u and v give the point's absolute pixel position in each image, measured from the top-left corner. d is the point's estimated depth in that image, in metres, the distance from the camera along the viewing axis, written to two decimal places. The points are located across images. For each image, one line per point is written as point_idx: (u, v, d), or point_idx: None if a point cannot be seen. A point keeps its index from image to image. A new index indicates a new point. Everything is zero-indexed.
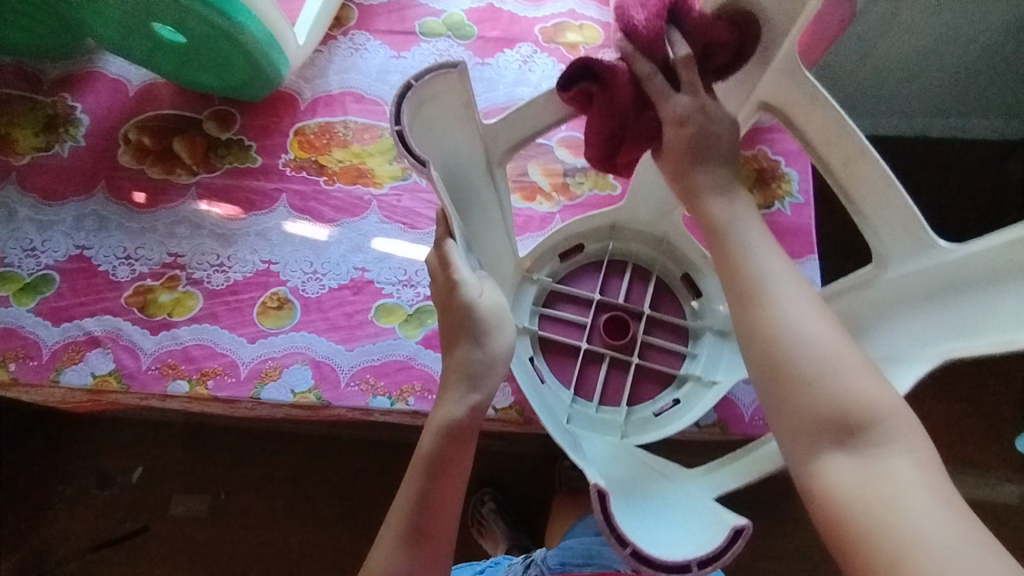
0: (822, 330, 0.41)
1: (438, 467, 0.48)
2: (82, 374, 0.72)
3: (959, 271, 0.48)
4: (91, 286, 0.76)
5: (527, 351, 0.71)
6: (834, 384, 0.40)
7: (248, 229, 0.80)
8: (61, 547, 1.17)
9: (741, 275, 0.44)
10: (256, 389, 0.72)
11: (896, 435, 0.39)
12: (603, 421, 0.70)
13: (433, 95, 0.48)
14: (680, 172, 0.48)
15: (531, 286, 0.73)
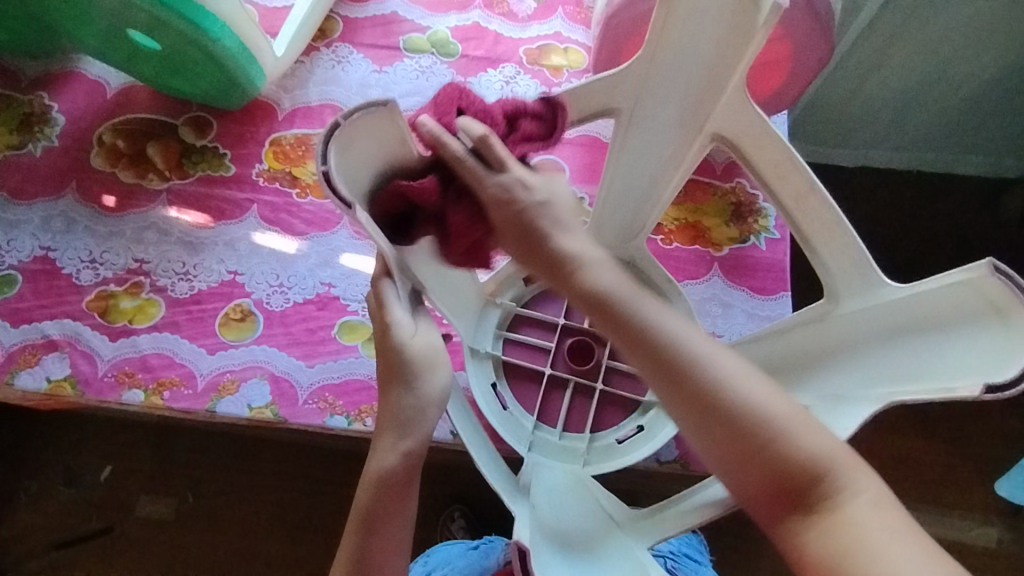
0: (752, 389, 0.41)
1: (373, 518, 0.48)
2: (38, 378, 0.72)
3: (905, 312, 0.51)
4: (53, 289, 0.75)
5: (490, 377, 0.70)
6: (782, 447, 0.40)
7: (216, 239, 0.79)
8: (21, 545, 1.15)
9: (651, 346, 0.41)
10: (212, 402, 0.72)
11: (851, 482, 0.40)
12: (566, 448, 0.68)
13: (367, 132, 0.45)
14: (533, 250, 0.44)
15: (496, 310, 0.72)
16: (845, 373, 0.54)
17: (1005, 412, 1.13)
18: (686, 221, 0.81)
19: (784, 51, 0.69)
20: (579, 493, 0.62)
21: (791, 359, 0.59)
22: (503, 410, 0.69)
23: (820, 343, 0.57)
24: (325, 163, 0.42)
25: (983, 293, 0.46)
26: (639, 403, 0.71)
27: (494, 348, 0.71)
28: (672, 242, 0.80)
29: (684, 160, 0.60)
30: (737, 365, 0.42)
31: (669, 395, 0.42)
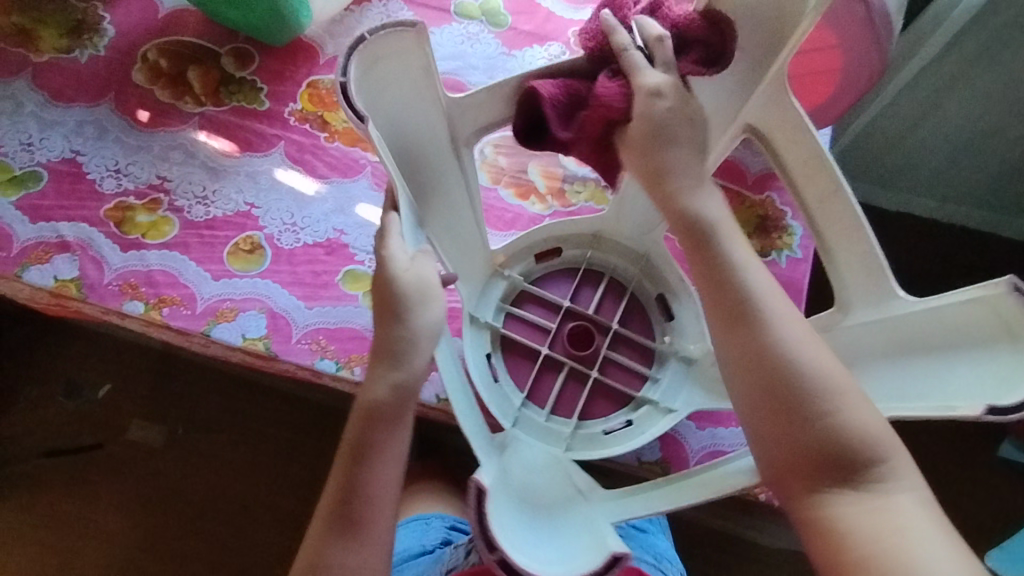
0: (817, 358, 0.44)
1: (361, 451, 0.49)
2: (46, 275, 0.73)
3: (915, 329, 0.55)
4: (75, 192, 0.77)
5: (486, 348, 0.68)
6: (841, 419, 0.43)
7: (239, 169, 0.79)
8: (12, 444, 1.17)
9: (735, 297, 0.46)
10: (208, 325, 0.72)
11: (897, 467, 0.43)
12: (550, 429, 0.67)
13: (388, 52, 0.51)
14: (649, 165, 0.49)
15: (501, 282, 0.71)
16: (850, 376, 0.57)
17: (1009, 480, 1.09)
18: None
19: (836, 63, 0.67)
20: (550, 465, 0.62)
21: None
22: (492, 381, 0.68)
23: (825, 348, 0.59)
24: (345, 75, 0.49)
25: (998, 315, 0.51)
26: (631, 398, 0.69)
27: (493, 318, 0.70)
28: None
29: (710, 154, 0.61)
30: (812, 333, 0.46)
31: (739, 350, 0.45)
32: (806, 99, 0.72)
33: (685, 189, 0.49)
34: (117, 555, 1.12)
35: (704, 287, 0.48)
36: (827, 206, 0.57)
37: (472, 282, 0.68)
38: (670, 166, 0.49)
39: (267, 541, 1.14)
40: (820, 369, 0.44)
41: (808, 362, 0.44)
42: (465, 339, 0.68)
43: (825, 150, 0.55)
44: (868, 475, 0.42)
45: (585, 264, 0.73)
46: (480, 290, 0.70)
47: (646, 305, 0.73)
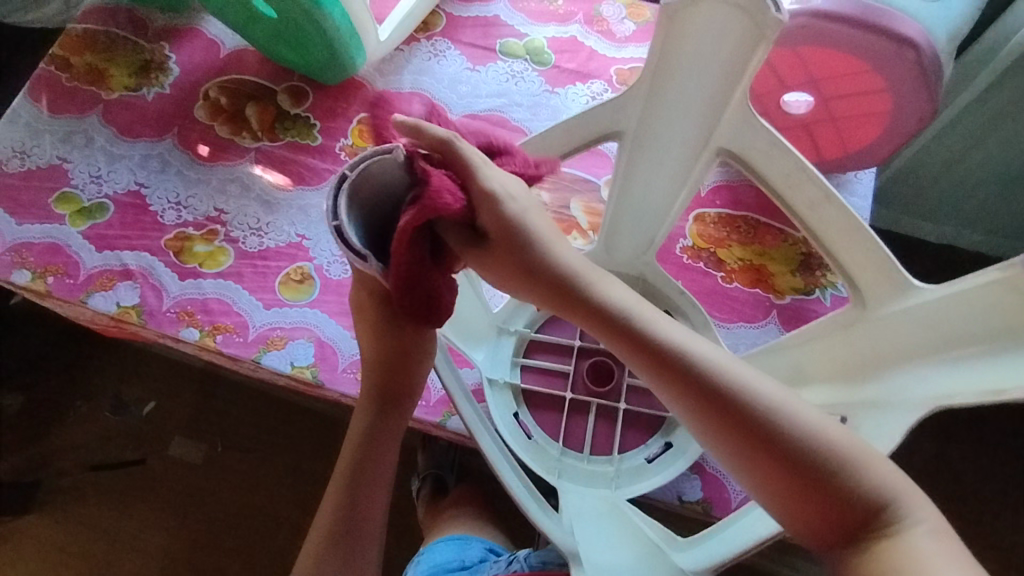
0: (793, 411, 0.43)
1: (356, 476, 0.59)
2: (109, 301, 0.76)
3: (941, 317, 0.50)
4: (138, 223, 0.81)
5: (511, 407, 0.69)
6: (826, 467, 0.42)
7: (291, 202, 0.82)
8: (62, 458, 1.21)
9: (680, 375, 0.44)
10: (259, 353, 0.74)
11: (903, 502, 0.41)
12: (593, 472, 0.68)
13: (378, 179, 0.49)
14: (526, 264, 0.46)
15: (510, 338, 0.72)
16: (896, 374, 0.53)
17: None
18: (750, 263, 0.79)
19: (885, 106, 0.67)
20: (606, 512, 0.62)
21: (838, 369, 0.60)
22: (526, 438, 0.68)
23: (859, 348, 0.58)
24: (337, 216, 0.48)
25: (1016, 291, 0.44)
26: (664, 420, 0.70)
27: (512, 377, 0.71)
28: (732, 281, 0.78)
29: (689, 177, 0.61)
30: (773, 387, 0.44)
31: (706, 423, 0.44)
32: (852, 140, 0.72)
33: (590, 282, 0.46)
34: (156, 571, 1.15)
35: (641, 371, 0.46)
36: (829, 228, 0.57)
37: (480, 343, 0.70)
38: (558, 261, 0.47)
39: None
40: (790, 426, 0.42)
41: (778, 419, 0.42)
42: (492, 408, 0.68)
43: (806, 162, 0.54)
44: (877, 520, 0.41)
45: None
46: (491, 353, 0.71)
47: None
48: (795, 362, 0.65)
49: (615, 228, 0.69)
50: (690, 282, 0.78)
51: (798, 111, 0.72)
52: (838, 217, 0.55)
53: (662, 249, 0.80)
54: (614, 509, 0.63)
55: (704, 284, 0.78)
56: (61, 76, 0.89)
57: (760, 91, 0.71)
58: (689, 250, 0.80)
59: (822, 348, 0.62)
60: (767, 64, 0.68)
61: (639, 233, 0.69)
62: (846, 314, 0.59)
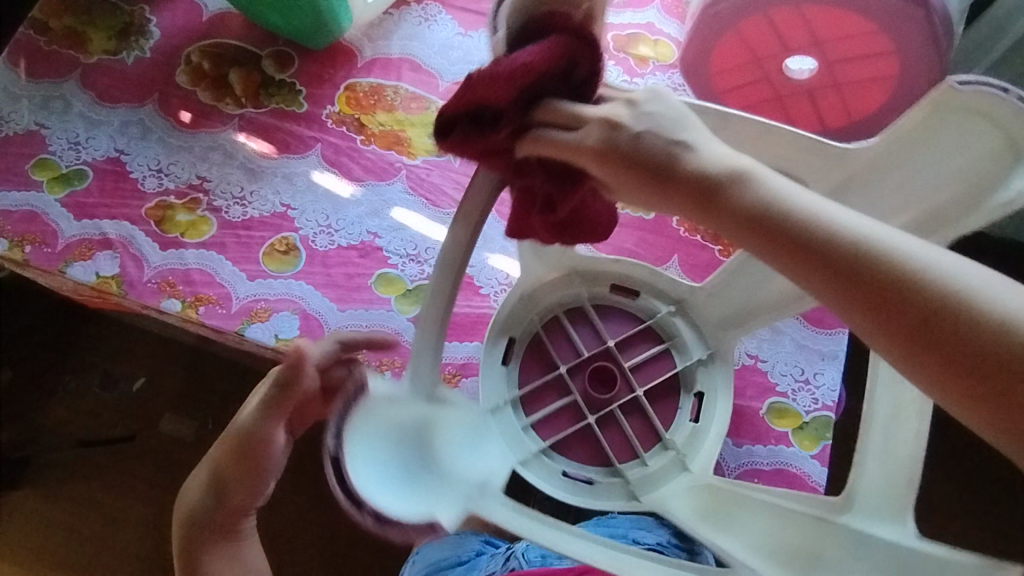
0: (989, 293, 0.31)
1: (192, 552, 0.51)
2: (88, 271, 0.74)
3: (891, 166, 0.52)
4: (118, 191, 0.78)
5: (558, 469, 0.65)
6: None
7: (276, 170, 0.80)
8: (51, 434, 1.20)
9: (846, 273, 0.33)
10: (243, 325, 0.72)
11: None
12: (661, 471, 0.65)
13: (357, 432, 0.46)
14: (656, 160, 0.38)
15: (505, 411, 0.66)
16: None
17: None
18: None
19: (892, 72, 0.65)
20: (712, 504, 0.58)
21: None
22: (588, 486, 0.65)
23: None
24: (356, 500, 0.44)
25: (946, 109, 0.49)
26: (680, 376, 0.69)
27: (538, 447, 0.65)
28: (730, 255, 0.76)
29: None
30: (965, 261, 0.32)
31: (891, 325, 0.32)
32: (856, 108, 0.70)
33: (724, 179, 0.36)
34: (147, 548, 1.14)
35: (806, 279, 0.34)
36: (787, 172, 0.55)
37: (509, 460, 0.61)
38: (695, 158, 0.37)
39: None
40: (978, 304, 0.31)
41: (976, 298, 0.31)
42: (539, 483, 0.64)
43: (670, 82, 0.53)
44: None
45: (541, 328, 0.70)
46: (508, 447, 0.64)
47: (612, 304, 0.72)
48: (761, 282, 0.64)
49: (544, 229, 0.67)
50: (686, 256, 0.76)
51: (801, 76, 0.69)
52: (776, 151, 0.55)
53: (656, 223, 0.78)
54: (711, 492, 0.59)
55: (700, 258, 0.76)
56: (39, 38, 0.86)
57: (762, 54, 0.68)
58: (686, 223, 0.77)
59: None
60: (769, 24, 0.65)
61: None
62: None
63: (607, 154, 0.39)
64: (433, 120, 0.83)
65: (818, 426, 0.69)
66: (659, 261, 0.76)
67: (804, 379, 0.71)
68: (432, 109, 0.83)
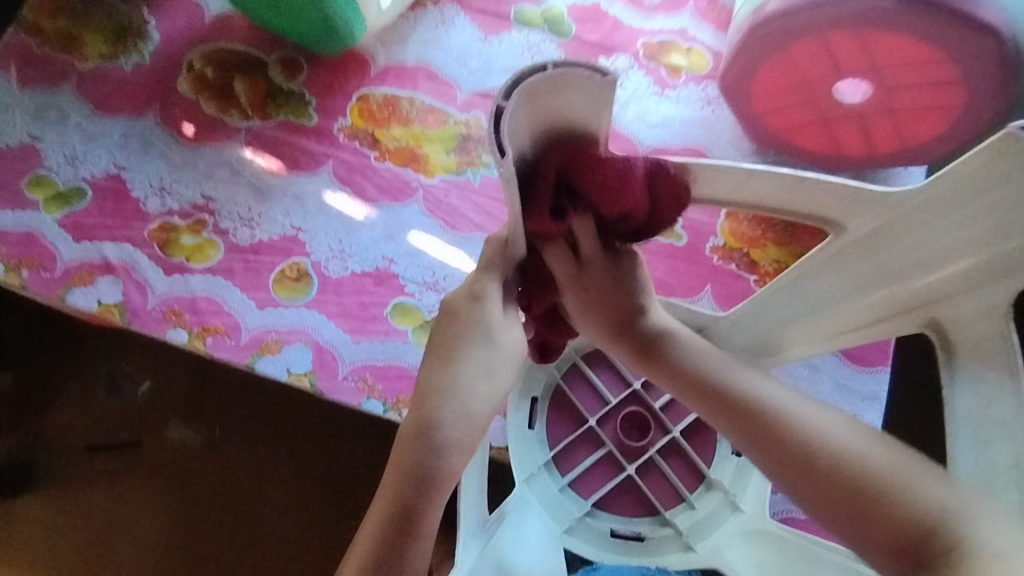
0: (828, 426, 0.42)
1: None
2: (90, 298, 0.71)
3: (941, 207, 0.44)
4: (120, 211, 0.74)
5: (606, 530, 0.62)
6: (900, 503, 0.38)
7: (286, 189, 0.75)
8: (57, 441, 1.18)
9: (727, 402, 0.46)
10: (253, 358, 0.69)
11: (974, 522, 0.36)
12: (713, 516, 0.62)
13: None
14: (616, 314, 0.50)
15: (541, 477, 0.63)
16: (915, 286, 0.48)
17: None
18: (785, 266, 0.72)
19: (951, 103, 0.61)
20: (781, 561, 0.57)
21: (854, 320, 0.52)
22: (638, 543, 0.62)
23: (849, 284, 0.50)
24: None
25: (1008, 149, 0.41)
26: None
27: (580, 510, 0.62)
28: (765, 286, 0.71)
29: None
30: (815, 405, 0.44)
31: (793, 471, 0.42)
32: (911, 134, 0.65)
33: (659, 336, 0.50)
34: (155, 559, 1.12)
35: (730, 428, 0.45)
36: (841, 215, 0.47)
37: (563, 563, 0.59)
38: (649, 325, 0.51)
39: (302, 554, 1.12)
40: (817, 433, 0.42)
41: (823, 435, 0.42)
42: (588, 551, 0.61)
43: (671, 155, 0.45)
44: (938, 539, 0.36)
45: (563, 381, 0.67)
46: (551, 517, 0.61)
47: None
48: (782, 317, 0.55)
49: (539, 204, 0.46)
50: (722, 287, 0.71)
51: (853, 98, 0.64)
52: (835, 195, 0.46)
53: (688, 250, 0.73)
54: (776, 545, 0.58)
55: (735, 290, 0.71)
56: (30, 42, 0.81)
57: (812, 76, 0.63)
58: (720, 251, 0.73)
59: (825, 315, 0.53)
60: (822, 44, 0.60)
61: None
62: (827, 248, 0.49)
63: (588, 308, 0.50)
64: (451, 135, 0.78)
65: None
66: (691, 292, 0.71)
67: None
68: (450, 123, 0.78)
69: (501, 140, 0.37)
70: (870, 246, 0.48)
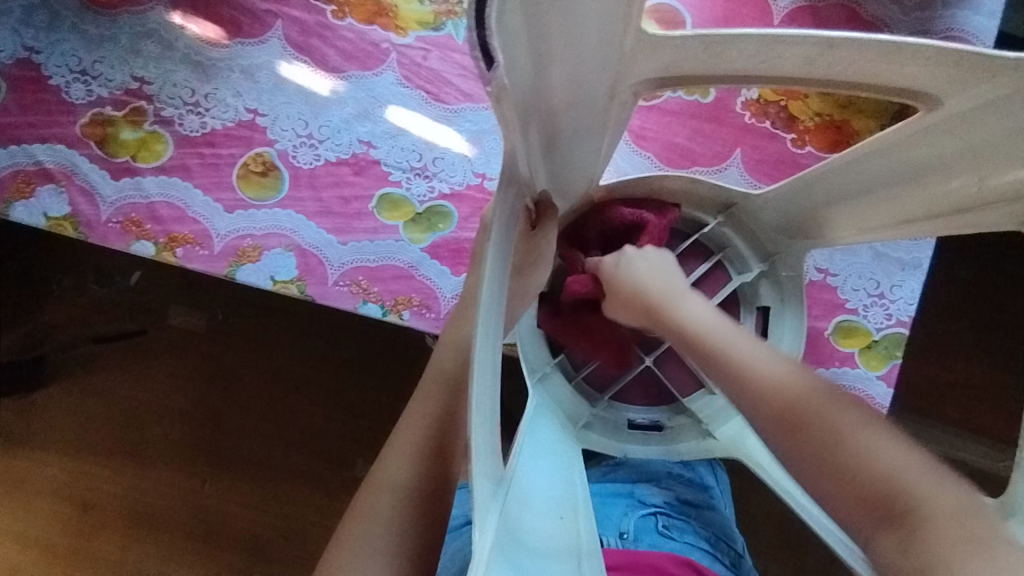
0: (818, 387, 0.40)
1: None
2: (33, 212, 0.60)
3: None
4: (40, 105, 0.62)
5: (620, 421, 0.60)
6: (913, 504, 0.34)
7: (231, 63, 0.63)
8: (56, 338, 1.04)
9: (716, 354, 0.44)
10: (230, 268, 0.61)
11: (941, 498, 0.34)
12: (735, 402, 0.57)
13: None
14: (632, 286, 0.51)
15: (552, 373, 0.59)
16: (1005, 181, 0.37)
17: None
18: (830, 119, 0.61)
19: None
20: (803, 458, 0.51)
21: (932, 209, 0.43)
22: (654, 433, 0.60)
23: (926, 168, 0.41)
24: None
25: None
26: (738, 293, 0.59)
27: (595, 403, 0.60)
28: (805, 145, 0.61)
29: (609, 120, 0.41)
30: (807, 371, 0.41)
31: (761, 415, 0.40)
32: None
33: (666, 295, 0.49)
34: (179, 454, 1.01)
35: (743, 399, 0.42)
36: (940, 90, 0.34)
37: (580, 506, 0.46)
38: (658, 285, 0.50)
39: (334, 425, 1.01)
40: (803, 389, 0.40)
41: (813, 394, 0.39)
42: (602, 443, 0.59)
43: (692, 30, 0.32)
44: (907, 505, 0.34)
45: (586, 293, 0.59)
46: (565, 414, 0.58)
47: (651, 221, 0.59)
48: (829, 200, 0.48)
49: (544, 111, 0.34)
50: (753, 149, 0.62)
51: None
52: (930, 67, 0.32)
53: (717, 108, 0.63)
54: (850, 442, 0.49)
55: (768, 152, 0.62)
56: None
57: None
58: (753, 105, 0.62)
59: (878, 203, 0.46)
60: None
61: (584, 120, 0.39)
62: (909, 125, 0.39)
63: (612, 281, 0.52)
64: None
65: (890, 345, 0.61)
66: (717, 159, 0.62)
67: (879, 294, 0.62)
68: None
69: (488, 43, 0.25)
70: (960, 129, 0.36)
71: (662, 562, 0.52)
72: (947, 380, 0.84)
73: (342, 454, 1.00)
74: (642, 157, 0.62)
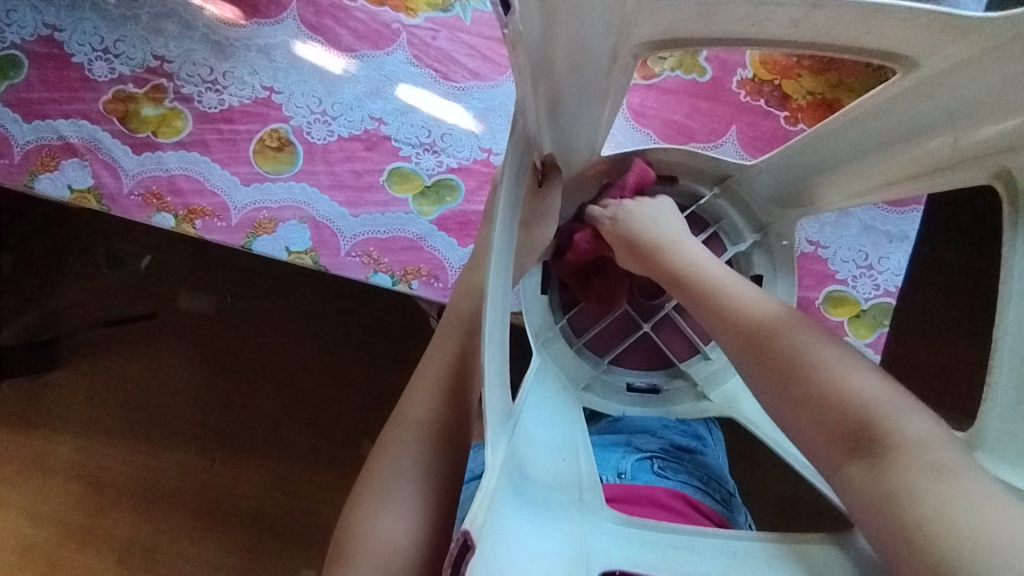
0: (798, 326, 0.43)
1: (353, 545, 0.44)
2: (58, 185, 0.63)
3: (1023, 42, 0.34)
4: (64, 82, 0.65)
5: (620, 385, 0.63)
6: (883, 429, 0.37)
7: (248, 42, 0.66)
8: (68, 320, 1.07)
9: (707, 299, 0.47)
10: (247, 239, 0.63)
11: (904, 420, 0.37)
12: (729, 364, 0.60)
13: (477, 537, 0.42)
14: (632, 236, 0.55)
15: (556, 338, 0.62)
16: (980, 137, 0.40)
17: None
18: (821, 98, 0.64)
19: None
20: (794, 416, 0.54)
21: (914, 166, 0.46)
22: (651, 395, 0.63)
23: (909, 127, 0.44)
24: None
25: None
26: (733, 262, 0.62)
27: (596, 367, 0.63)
28: (798, 122, 0.64)
29: (611, 87, 0.44)
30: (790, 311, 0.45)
31: (741, 355, 0.44)
32: None
33: (662, 245, 0.53)
34: (190, 433, 1.04)
35: (726, 340, 0.45)
36: (918, 52, 0.37)
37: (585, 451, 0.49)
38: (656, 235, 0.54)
39: (341, 402, 1.04)
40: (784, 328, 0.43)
41: (791, 334, 0.43)
42: (603, 405, 0.62)
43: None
44: (875, 429, 0.37)
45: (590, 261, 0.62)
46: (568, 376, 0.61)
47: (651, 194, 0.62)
48: (819, 166, 0.51)
49: (551, 69, 0.38)
50: (747, 127, 0.65)
51: None
52: (909, 30, 0.35)
53: (714, 86, 0.65)
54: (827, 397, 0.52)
55: (762, 129, 0.65)
56: None
57: None
58: (749, 84, 0.65)
59: (866, 163, 0.49)
60: None
61: (587, 84, 0.42)
62: (891, 85, 0.42)
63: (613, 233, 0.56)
64: None
65: (877, 314, 0.64)
66: (713, 136, 0.65)
67: (867, 265, 0.65)
68: None
69: None
70: (936, 89, 0.39)
71: (656, 494, 0.54)
72: (934, 356, 0.87)
73: (348, 432, 1.03)
74: (641, 133, 0.65)
